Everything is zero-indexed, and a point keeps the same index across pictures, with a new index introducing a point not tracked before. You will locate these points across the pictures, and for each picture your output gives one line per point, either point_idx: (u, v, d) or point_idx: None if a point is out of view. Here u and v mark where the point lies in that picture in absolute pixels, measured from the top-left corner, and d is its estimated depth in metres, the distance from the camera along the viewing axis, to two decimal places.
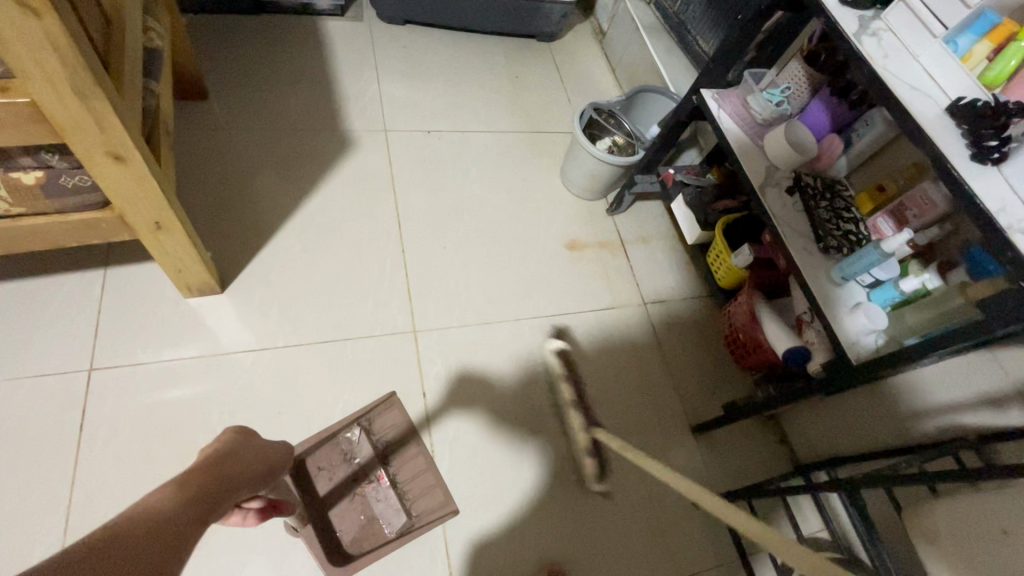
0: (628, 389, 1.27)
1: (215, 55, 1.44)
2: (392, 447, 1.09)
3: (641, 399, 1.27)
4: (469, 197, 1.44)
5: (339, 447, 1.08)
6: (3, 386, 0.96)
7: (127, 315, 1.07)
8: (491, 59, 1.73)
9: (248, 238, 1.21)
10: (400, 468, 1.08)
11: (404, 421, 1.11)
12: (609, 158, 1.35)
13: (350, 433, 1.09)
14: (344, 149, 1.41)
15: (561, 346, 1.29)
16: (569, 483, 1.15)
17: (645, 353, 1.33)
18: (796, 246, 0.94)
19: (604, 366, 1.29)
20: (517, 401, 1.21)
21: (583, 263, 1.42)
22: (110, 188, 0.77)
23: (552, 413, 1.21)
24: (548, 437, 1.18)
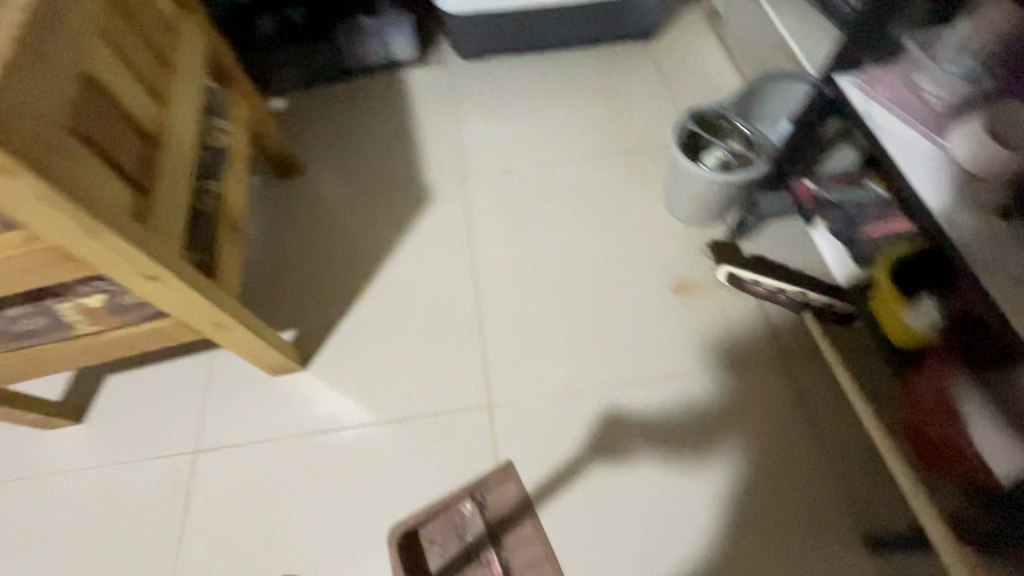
0: (761, 478, 0.98)
1: (309, 129, 1.51)
2: (508, 525, 0.94)
3: (780, 496, 0.97)
4: (555, 241, 1.27)
5: (453, 522, 1.00)
6: (132, 466, 1.08)
7: (229, 396, 1.14)
8: (581, 76, 1.54)
9: (332, 311, 1.22)
10: (517, 554, 0.93)
11: (523, 497, 0.94)
12: (722, 177, 1.06)
13: (464, 504, 0.98)
14: (423, 206, 1.36)
15: (668, 420, 1.05)
16: None
17: (785, 431, 1.02)
18: (1018, 308, 0.58)
19: (727, 447, 1.02)
20: (613, 491, 1.00)
21: (694, 309, 1.15)
22: (159, 303, 0.79)
23: (659, 507, 0.98)
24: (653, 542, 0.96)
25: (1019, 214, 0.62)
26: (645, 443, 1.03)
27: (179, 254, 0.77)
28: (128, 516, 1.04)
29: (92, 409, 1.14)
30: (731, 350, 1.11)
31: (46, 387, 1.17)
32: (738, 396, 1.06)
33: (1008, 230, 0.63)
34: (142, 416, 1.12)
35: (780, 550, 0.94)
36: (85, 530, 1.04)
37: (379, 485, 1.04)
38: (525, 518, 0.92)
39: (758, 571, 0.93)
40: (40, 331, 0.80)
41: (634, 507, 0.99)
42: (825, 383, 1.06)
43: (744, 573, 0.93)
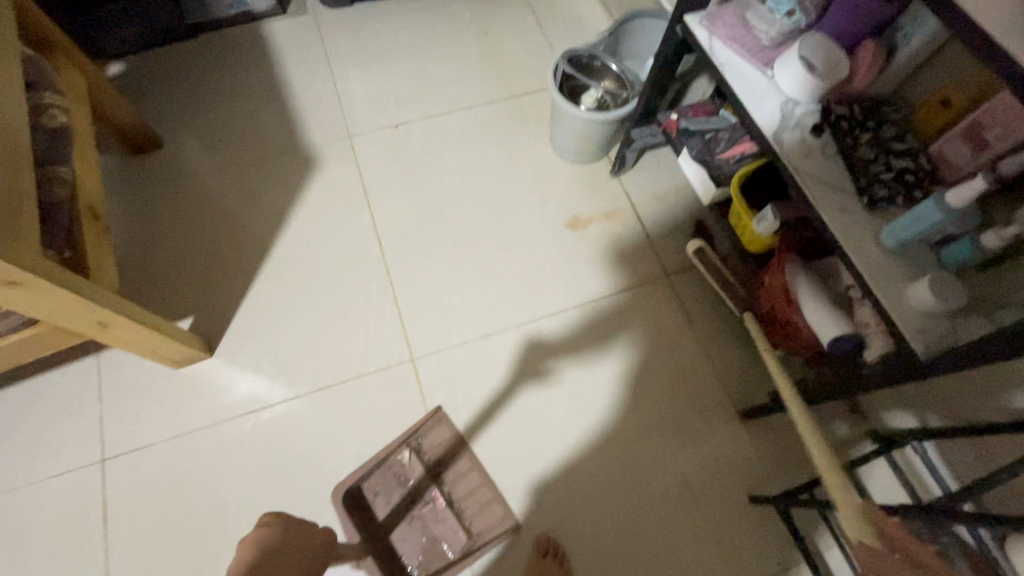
0: (657, 379, 1.13)
1: (162, 95, 1.35)
2: (446, 463, 1.05)
3: (674, 391, 1.12)
4: (452, 193, 1.29)
5: (392, 468, 1.04)
6: (27, 489, 0.99)
7: (126, 398, 1.06)
8: (456, 19, 1.51)
9: (228, 293, 1.16)
10: (456, 485, 1.04)
11: (457, 437, 1.07)
12: (598, 116, 1.14)
13: (400, 455, 1.05)
14: (309, 170, 1.29)
15: (576, 343, 1.16)
16: (604, 498, 1.05)
17: (675, 336, 1.16)
18: (829, 207, 0.72)
19: (628, 358, 1.15)
20: (536, 414, 1.10)
21: (589, 241, 1.25)
22: (25, 309, 0.71)
23: (576, 421, 1.10)
24: (574, 450, 1.08)
25: (829, 128, 0.75)
26: (558, 368, 1.13)
27: (38, 253, 0.70)
28: (35, 540, 0.97)
29: None
30: (623, 273, 1.22)
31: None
32: (633, 313, 1.19)
33: (822, 143, 0.76)
34: (25, 436, 1.02)
35: (678, 436, 1.09)
36: None
37: (311, 454, 1.06)
38: (461, 453, 1.06)
39: (660, 456, 1.08)
40: None
41: (553, 425, 1.09)
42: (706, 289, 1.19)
43: (650, 459, 1.08)
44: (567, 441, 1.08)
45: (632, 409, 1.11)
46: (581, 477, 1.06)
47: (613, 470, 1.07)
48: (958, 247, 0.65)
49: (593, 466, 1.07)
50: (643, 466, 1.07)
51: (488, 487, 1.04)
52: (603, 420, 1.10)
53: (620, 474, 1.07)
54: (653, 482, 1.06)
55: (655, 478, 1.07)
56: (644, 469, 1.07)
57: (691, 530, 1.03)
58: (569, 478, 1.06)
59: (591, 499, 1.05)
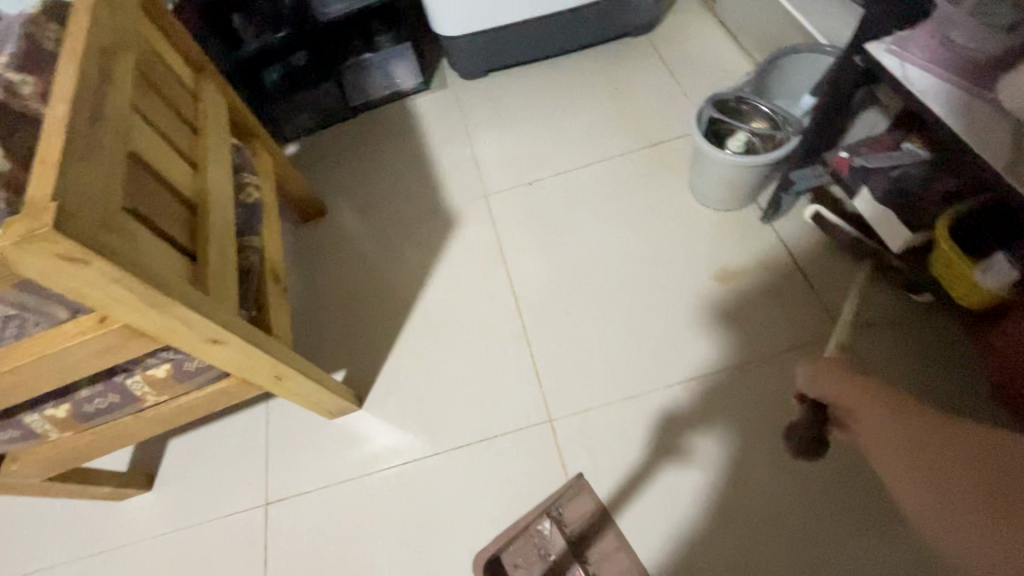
0: (834, 457, 0.97)
1: (327, 169, 1.53)
2: (591, 539, 0.97)
3: (857, 475, 0.96)
4: (588, 247, 1.26)
5: (533, 539, 0.98)
6: (206, 526, 1.09)
7: (290, 446, 1.14)
8: (586, 78, 1.54)
9: (378, 347, 1.22)
10: (603, 565, 0.95)
11: (603, 510, 0.99)
12: (748, 159, 1.05)
13: (540, 526, 0.99)
14: (450, 230, 1.36)
15: (732, 409, 1.03)
16: None
17: None
18: None
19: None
20: (690, 489, 0.98)
21: (740, 295, 1.13)
22: (223, 364, 0.80)
23: (742, 502, 0.97)
24: (737, 537, 0.94)
25: None
26: (714, 439, 1.02)
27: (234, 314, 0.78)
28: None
29: (159, 475, 1.15)
30: (785, 332, 1.08)
31: (111, 460, 1.18)
32: (802, 377, 1.04)
33: None
34: (209, 474, 1.13)
35: (873, 531, 0.91)
36: None
37: (453, 516, 1.04)
38: (606, 528, 0.97)
39: (850, 553, 0.91)
40: (112, 407, 0.81)
41: (711, 505, 0.97)
42: (895, 349, 1.01)
43: (838, 557, 0.91)
44: (730, 525, 0.95)
45: (808, 491, 0.96)
46: (752, 571, 0.92)
47: (792, 564, 0.92)
48: None
49: (767, 558, 0.92)
50: (826, 563, 0.91)
51: (644, 571, 0.94)
52: (774, 505, 0.96)
53: (799, 572, 0.91)
54: None
55: None
56: (831, 568, 0.90)
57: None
58: (738, 571, 0.92)
59: None
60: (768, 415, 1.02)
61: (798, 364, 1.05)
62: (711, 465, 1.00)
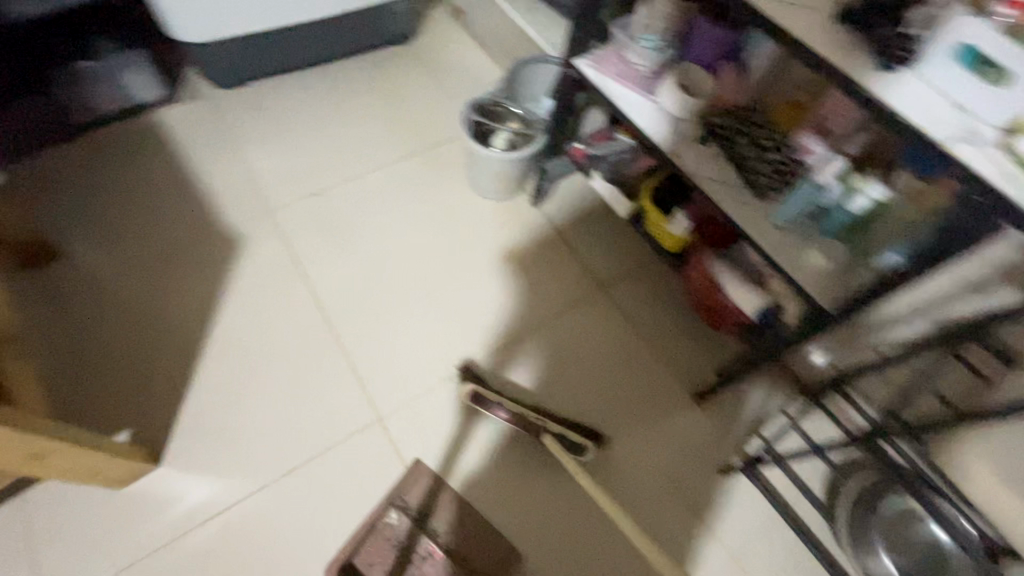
0: (612, 380, 1.20)
1: (53, 202, 1.26)
2: (436, 514, 1.04)
3: (630, 388, 1.19)
4: (386, 249, 1.31)
5: (383, 531, 1.02)
6: None
7: (71, 536, 0.96)
8: (357, 86, 1.56)
9: (167, 394, 1.09)
10: (451, 532, 1.04)
11: (442, 485, 1.07)
12: (510, 155, 1.23)
13: (386, 518, 1.03)
14: (233, 252, 1.26)
15: (533, 366, 1.20)
16: (589, 509, 1.08)
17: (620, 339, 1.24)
18: (728, 201, 0.86)
19: (586, 366, 1.21)
20: (508, 439, 1.12)
21: (525, 270, 1.32)
22: None
23: (542, 445, 1.12)
24: (551, 469, 1.10)
25: (713, 136, 0.90)
26: (523, 391, 1.18)
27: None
28: None
29: None
30: (561, 293, 1.29)
31: None
32: (579, 327, 1.25)
33: (710, 149, 0.90)
34: None
35: (643, 431, 1.15)
36: None
37: (294, 543, 1.00)
38: (446, 498, 1.06)
39: (636, 453, 1.13)
40: None
41: (529, 452, 1.12)
42: (640, 290, 1.30)
43: (622, 465, 1.12)
44: (545, 460, 1.11)
45: (597, 412, 1.16)
46: (562, 499, 1.08)
47: (589, 481, 1.10)
48: (835, 214, 0.80)
49: (568, 487, 1.09)
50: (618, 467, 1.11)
51: (470, 534, 1.03)
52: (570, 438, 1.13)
53: (596, 488, 1.10)
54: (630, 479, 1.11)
55: (631, 475, 1.11)
56: (620, 473, 1.11)
57: (678, 523, 1.08)
58: (551, 504, 1.08)
59: (578, 512, 1.08)
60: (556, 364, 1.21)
61: (575, 317, 1.27)
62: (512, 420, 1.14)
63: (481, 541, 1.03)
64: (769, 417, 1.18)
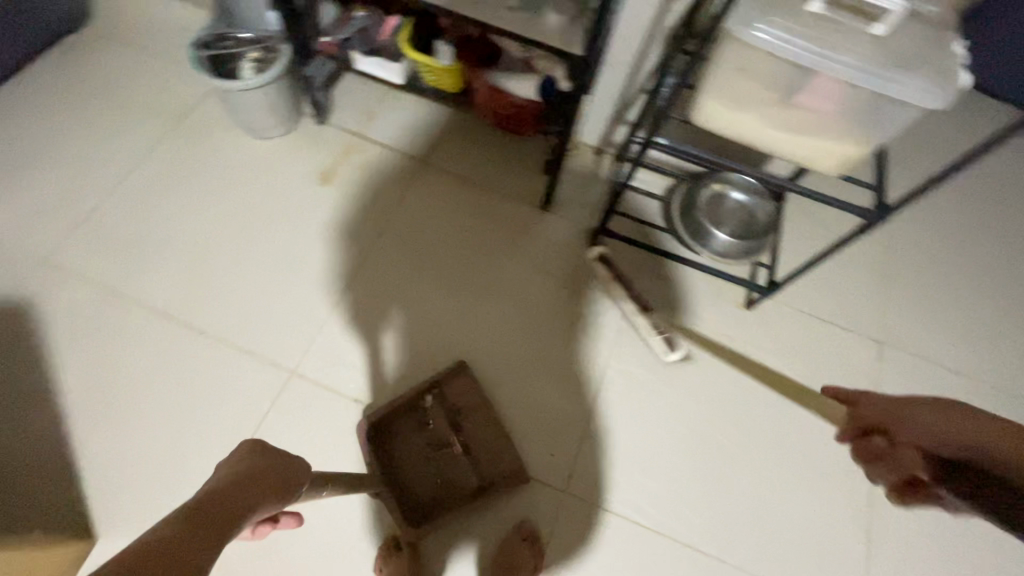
0: (516, 221, 1.32)
1: None
2: (467, 410, 1.10)
3: (495, 218, 1.31)
4: (201, 233, 1.23)
5: (417, 412, 1.09)
6: None
7: None
8: (51, 92, 1.32)
9: (54, 475, 0.98)
10: (475, 426, 1.09)
11: (473, 381, 1.11)
12: (266, 78, 1.17)
13: (422, 402, 1.09)
14: (29, 312, 1.10)
15: (411, 246, 1.27)
16: (530, 326, 1.21)
17: (470, 189, 1.34)
18: (467, 7, 0.93)
19: (498, 211, 1.32)
20: (472, 296, 1.23)
21: (347, 182, 1.32)
22: None
23: (516, 304, 1.23)
24: (524, 298, 1.24)
25: None
26: (455, 253, 1.27)
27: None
28: None
29: None
30: (477, 178, 1.34)
31: None
32: (504, 184, 1.35)
33: None
34: None
35: (527, 247, 1.29)
36: None
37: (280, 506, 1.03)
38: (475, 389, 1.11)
39: (542, 276, 1.26)
40: None
41: (497, 297, 1.24)
42: (463, 143, 1.38)
43: (553, 283, 1.26)
44: (505, 300, 1.23)
45: (527, 246, 1.29)
46: (524, 323, 1.21)
47: (530, 316, 1.22)
48: None
49: (524, 321, 1.22)
50: (549, 283, 1.26)
51: (479, 427, 1.09)
52: (509, 280, 1.25)
53: (533, 311, 1.23)
54: (548, 283, 1.26)
55: (564, 282, 1.26)
56: (545, 282, 1.26)
57: (605, 314, 1.23)
58: (522, 333, 1.20)
59: (524, 328, 1.21)
60: (497, 244, 1.29)
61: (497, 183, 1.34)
62: (480, 313, 1.22)
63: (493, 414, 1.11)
64: (604, 189, 1.38)
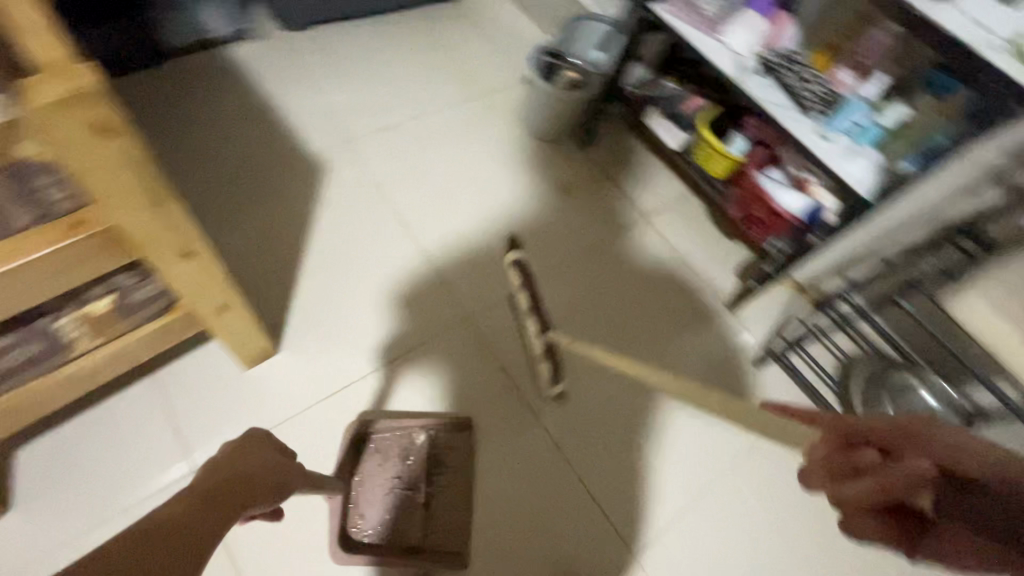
0: (629, 321, 1.37)
1: (155, 128, 1.37)
2: (450, 467, 1.12)
3: (651, 299, 1.40)
4: (457, 178, 1.46)
5: (405, 444, 1.11)
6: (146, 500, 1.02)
7: (213, 400, 1.10)
8: (415, 34, 1.67)
9: (277, 295, 1.22)
10: (445, 486, 1.11)
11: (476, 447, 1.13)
12: (576, 93, 1.39)
13: (417, 436, 1.12)
14: (319, 173, 1.38)
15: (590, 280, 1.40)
16: (646, 402, 1.25)
17: (655, 262, 1.44)
18: (786, 119, 1.06)
19: (630, 299, 1.39)
20: (599, 352, 1.30)
21: (580, 201, 1.50)
22: (219, 326, 0.92)
23: None
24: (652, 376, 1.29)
25: (771, 71, 1.11)
26: (591, 312, 1.36)
27: (36, 223, 0.60)
28: None
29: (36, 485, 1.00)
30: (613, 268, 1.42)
31: None
32: (694, 272, 1.44)
33: (768, 81, 1.11)
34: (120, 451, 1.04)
35: (676, 336, 1.37)
36: None
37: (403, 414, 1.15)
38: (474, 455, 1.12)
39: (678, 367, 1.33)
40: (38, 357, 0.74)
41: None
42: (682, 218, 1.50)
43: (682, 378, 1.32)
44: (622, 373, 1.28)
45: (659, 339, 1.36)
46: (642, 397, 1.25)
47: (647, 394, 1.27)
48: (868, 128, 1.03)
49: (643, 395, 1.27)
50: (680, 375, 1.32)
51: (493, 475, 1.14)
52: (641, 355, 1.33)
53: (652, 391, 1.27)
54: (678, 376, 1.32)
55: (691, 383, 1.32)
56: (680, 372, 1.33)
57: (723, 430, 1.25)
58: (640, 403, 1.24)
59: (644, 398, 1.26)
60: (640, 320, 1.37)
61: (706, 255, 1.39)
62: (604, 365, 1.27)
63: (579, 431, 1.20)
64: (788, 322, 1.38)
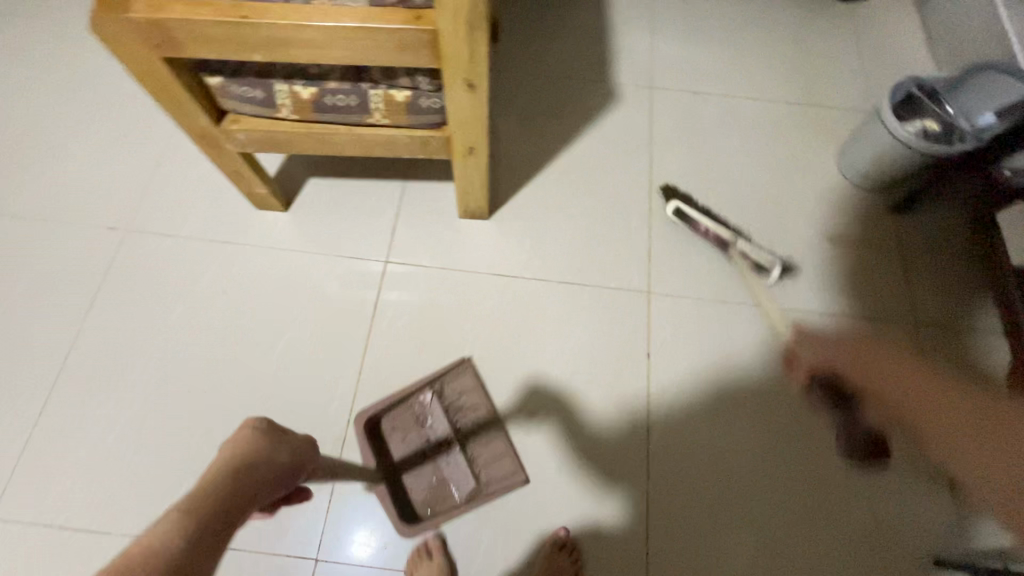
0: (808, 408, 1.16)
1: (513, 4, 1.56)
2: (466, 429, 1.13)
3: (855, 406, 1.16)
4: (727, 171, 1.36)
5: (416, 411, 1.14)
6: (342, 260, 1.28)
7: (423, 223, 1.31)
8: (781, 20, 1.54)
9: (513, 179, 1.35)
10: (472, 437, 1.13)
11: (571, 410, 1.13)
12: (930, 146, 1.11)
13: (422, 399, 1.15)
14: (608, 102, 1.44)
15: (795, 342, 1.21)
16: (771, 492, 1.12)
17: None
18: None
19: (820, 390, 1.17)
20: (751, 412, 1.16)
21: (842, 264, 1.27)
22: (461, 164, 1.07)
23: (789, 470, 1.13)
24: (796, 477, 1.12)
25: None
26: (770, 373, 1.19)
27: (396, 5, 0.77)
28: (339, 290, 1.25)
29: (297, 202, 1.33)
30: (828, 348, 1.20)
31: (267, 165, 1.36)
32: None
33: None
34: (349, 217, 1.32)
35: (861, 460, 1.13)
36: (298, 289, 1.25)
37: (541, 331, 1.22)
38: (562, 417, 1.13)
39: (838, 491, 1.12)
40: (343, 108, 0.92)
41: (771, 443, 1.14)
42: (957, 354, 1.21)
43: (840, 506, 1.11)
44: (763, 448, 1.14)
45: (839, 451, 1.14)
46: (772, 485, 1.12)
47: (784, 489, 1.12)
48: None
49: (780, 487, 1.12)
50: (837, 501, 1.11)
51: (572, 438, 1.13)
52: (802, 450, 1.14)
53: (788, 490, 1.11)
54: (834, 498, 1.11)
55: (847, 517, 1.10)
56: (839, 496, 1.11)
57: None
58: (764, 487, 1.11)
59: (774, 489, 1.12)
60: (826, 418, 1.16)
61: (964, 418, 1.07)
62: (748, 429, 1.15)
63: (685, 467, 1.12)
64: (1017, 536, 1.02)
